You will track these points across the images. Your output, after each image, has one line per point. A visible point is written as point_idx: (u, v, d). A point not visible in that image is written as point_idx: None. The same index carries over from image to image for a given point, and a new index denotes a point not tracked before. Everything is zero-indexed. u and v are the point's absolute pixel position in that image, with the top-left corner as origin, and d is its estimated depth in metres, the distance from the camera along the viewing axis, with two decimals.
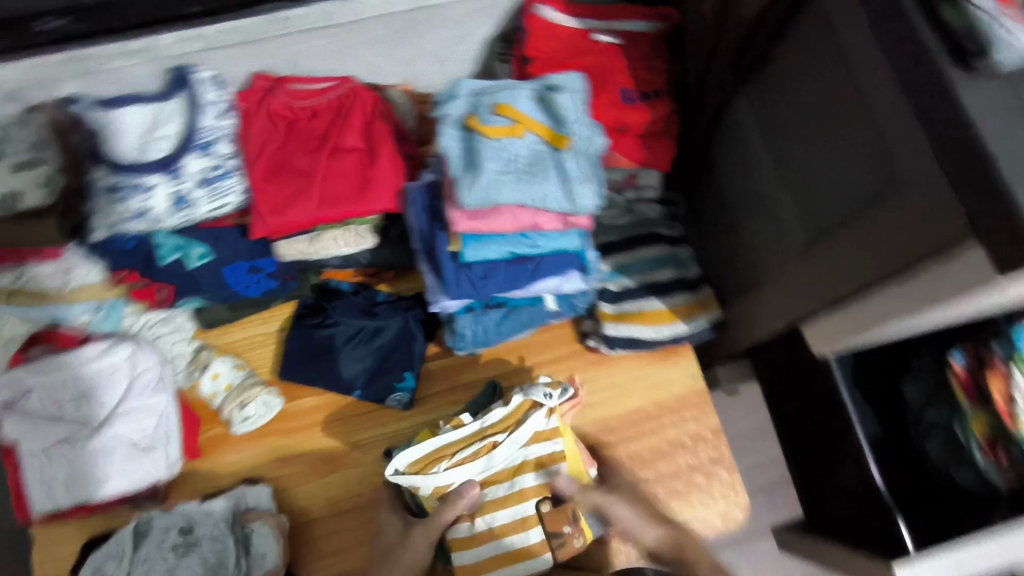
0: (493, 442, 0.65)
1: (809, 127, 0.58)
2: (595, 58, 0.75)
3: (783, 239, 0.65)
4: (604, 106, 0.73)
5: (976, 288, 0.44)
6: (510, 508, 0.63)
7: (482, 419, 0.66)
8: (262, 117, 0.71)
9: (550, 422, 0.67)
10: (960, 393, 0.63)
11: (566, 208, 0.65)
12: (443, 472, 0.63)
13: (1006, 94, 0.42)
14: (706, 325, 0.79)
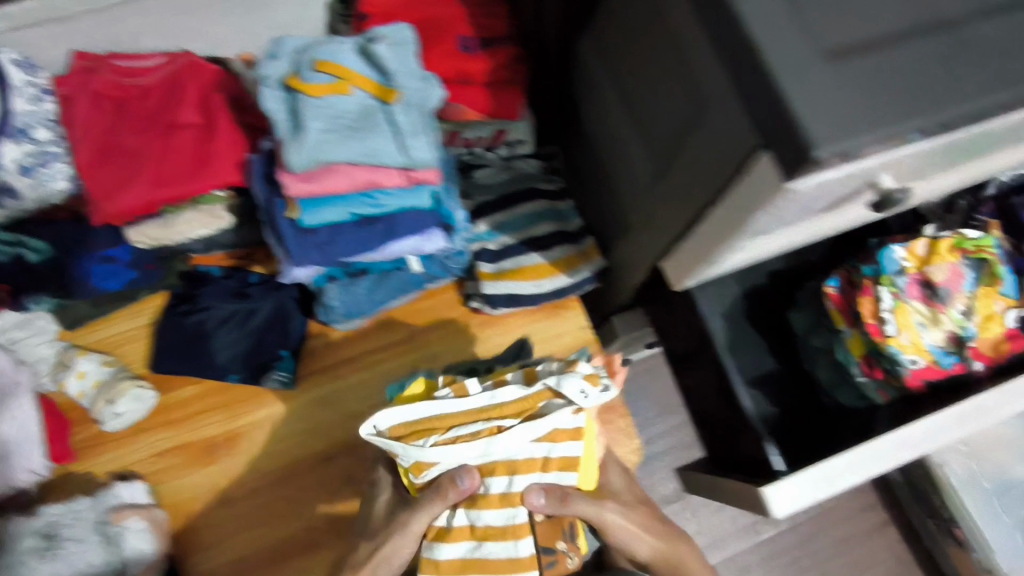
0: (497, 426, 0.68)
1: (637, 79, 0.63)
2: (431, 9, 0.71)
3: (640, 174, 0.69)
4: (438, 57, 0.69)
5: (771, 196, 0.47)
6: (499, 509, 0.66)
7: (493, 395, 0.69)
8: (86, 99, 0.70)
9: (576, 418, 0.69)
10: (840, 316, 0.84)
11: (402, 161, 0.63)
12: (431, 448, 0.67)
13: (785, 10, 0.44)
14: (587, 274, 0.87)
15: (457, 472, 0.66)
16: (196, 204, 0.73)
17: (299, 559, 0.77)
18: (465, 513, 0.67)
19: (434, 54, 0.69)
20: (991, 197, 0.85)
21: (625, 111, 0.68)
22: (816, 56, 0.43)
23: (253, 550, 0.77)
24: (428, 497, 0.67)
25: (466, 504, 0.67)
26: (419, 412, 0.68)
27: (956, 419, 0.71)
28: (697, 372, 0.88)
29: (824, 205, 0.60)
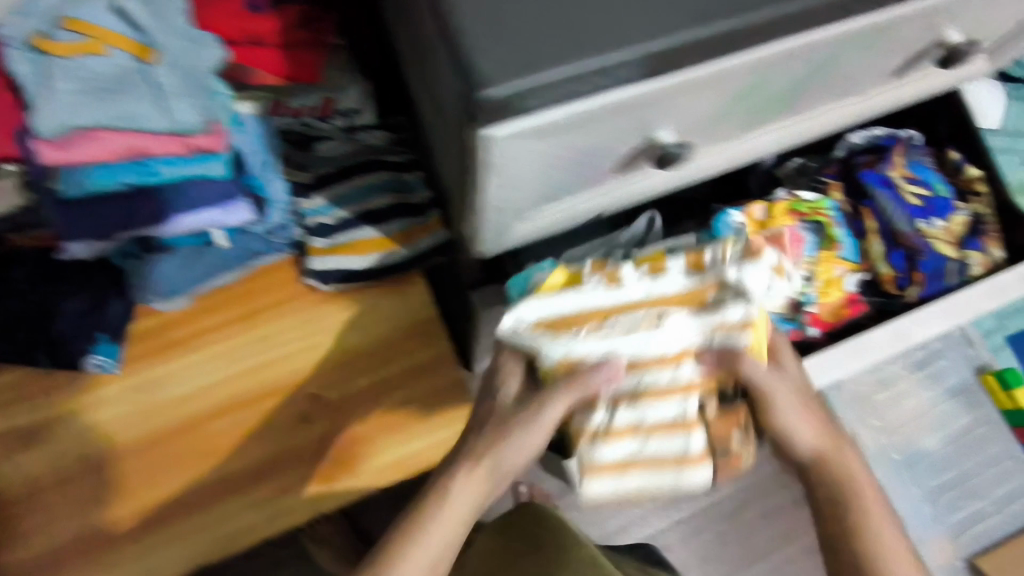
0: (640, 319, 0.61)
1: (412, 34, 0.59)
2: None
3: (437, 136, 0.67)
4: (222, 15, 0.65)
5: (484, 141, 0.45)
6: (669, 403, 0.61)
7: (623, 293, 0.63)
8: None
9: (742, 318, 0.60)
10: None
11: (169, 126, 0.60)
12: (579, 339, 0.61)
13: None
14: (428, 247, 0.84)
15: (660, 356, 0.60)
16: None
17: (122, 545, 0.76)
18: (628, 407, 0.61)
19: (217, 13, 0.65)
20: (836, 159, 0.83)
21: (418, 69, 0.64)
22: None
23: (76, 540, 0.75)
24: (513, 417, 0.60)
25: (620, 400, 0.61)
26: (561, 304, 0.63)
27: (881, 347, 0.73)
28: None
29: (602, 160, 0.58)
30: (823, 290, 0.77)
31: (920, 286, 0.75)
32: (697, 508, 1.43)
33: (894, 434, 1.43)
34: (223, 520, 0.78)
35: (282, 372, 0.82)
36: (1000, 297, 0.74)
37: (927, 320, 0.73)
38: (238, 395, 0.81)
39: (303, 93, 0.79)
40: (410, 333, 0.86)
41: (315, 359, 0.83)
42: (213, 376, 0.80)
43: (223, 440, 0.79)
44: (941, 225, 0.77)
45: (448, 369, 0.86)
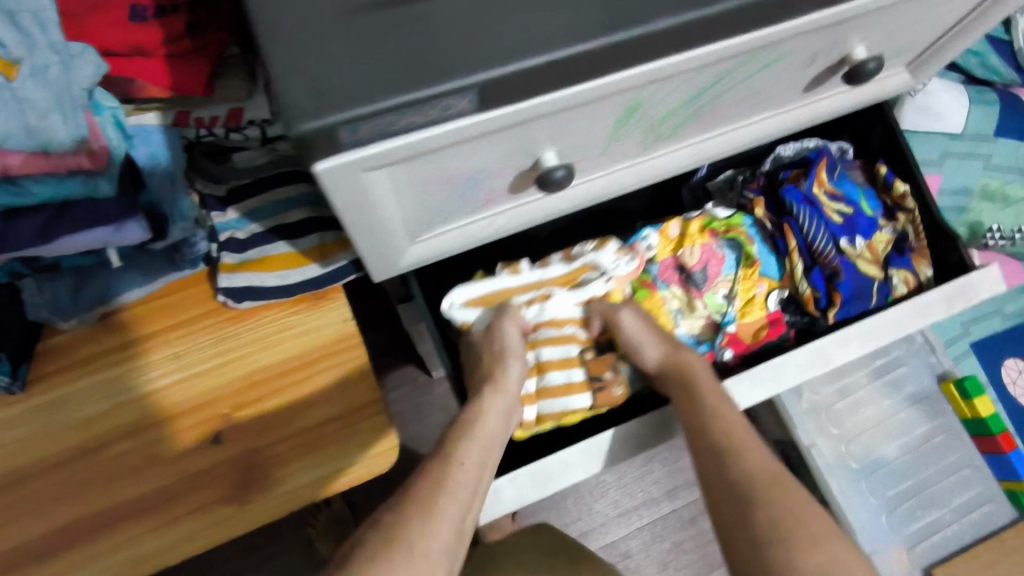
0: (546, 291, 0.76)
1: None
2: None
3: None
4: (103, 24, 0.62)
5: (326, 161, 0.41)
6: (556, 347, 0.75)
7: (541, 271, 0.78)
8: None
9: (606, 285, 0.76)
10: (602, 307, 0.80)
11: (33, 146, 0.57)
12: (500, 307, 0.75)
13: None
14: (346, 263, 0.82)
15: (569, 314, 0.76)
16: None
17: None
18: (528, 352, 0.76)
19: (97, 21, 0.62)
20: (763, 173, 0.81)
21: None
22: (332, 22, 0.39)
23: None
24: (483, 392, 0.70)
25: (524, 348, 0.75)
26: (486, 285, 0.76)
27: (803, 365, 0.70)
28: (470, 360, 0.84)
29: (483, 186, 0.56)
30: (743, 310, 0.77)
31: (840, 307, 0.73)
32: (657, 516, 1.40)
33: (853, 444, 1.29)
34: (123, 549, 0.74)
35: (192, 391, 0.79)
36: (921, 319, 0.71)
37: (846, 343, 0.70)
38: (145, 416, 0.78)
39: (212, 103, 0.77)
40: (328, 351, 0.82)
41: (230, 377, 0.80)
42: (120, 397, 0.78)
43: (127, 464, 0.76)
44: (864, 244, 0.75)
45: (365, 388, 0.81)
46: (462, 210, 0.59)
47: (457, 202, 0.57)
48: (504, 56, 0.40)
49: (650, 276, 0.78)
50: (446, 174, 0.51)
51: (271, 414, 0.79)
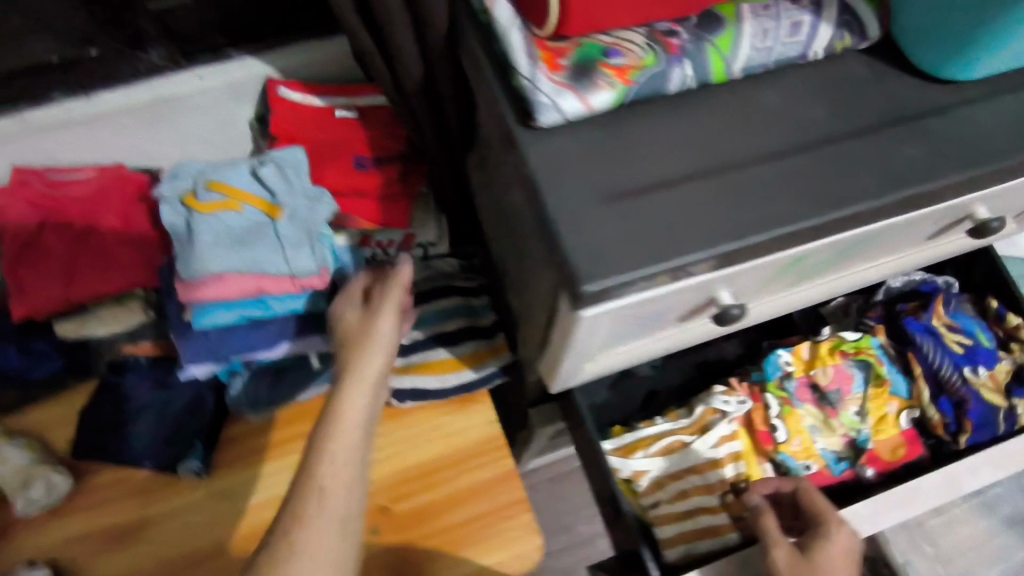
0: (682, 441, 0.81)
1: (500, 196, 0.68)
2: (334, 133, 0.80)
3: (515, 282, 0.76)
4: (334, 171, 0.78)
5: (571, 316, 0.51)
6: (704, 495, 0.79)
7: (672, 422, 0.82)
8: (18, 206, 0.75)
9: (731, 427, 0.81)
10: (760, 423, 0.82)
11: (286, 272, 0.69)
12: (643, 459, 0.81)
13: (566, 148, 0.50)
14: (496, 369, 0.91)
15: (712, 458, 0.80)
16: (122, 301, 0.79)
17: None
18: (671, 487, 0.80)
19: (330, 170, 0.78)
20: (879, 303, 0.88)
21: (503, 226, 0.74)
22: (596, 200, 0.49)
23: None
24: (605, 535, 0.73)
25: (675, 495, 0.79)
26: (624, 436, 0.82)
27: (939, 486, 0.74)
28: None
29: (668, 317, 0.64)
30: (877, 427, 0.81)
31: (970, 435, 0.78)
32: None
33: (950, 566, 1.22)
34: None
35: None
36: None
37: (976, 469, 0.74)
38: (367, 407, 0.68)
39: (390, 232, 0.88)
40: (479, 448, 0.90)
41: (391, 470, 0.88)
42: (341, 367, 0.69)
43: (331, 442, 0.65)
44: (986, 373, 0.81)
45: (512, 485, 0.88)
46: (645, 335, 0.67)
47: (647, 327, 0.65)
48: (730, 234, 0.48)
49: (789, 393, 0.82)
50: (649, 311, 0.59)
51: (424, 508, 0.86)
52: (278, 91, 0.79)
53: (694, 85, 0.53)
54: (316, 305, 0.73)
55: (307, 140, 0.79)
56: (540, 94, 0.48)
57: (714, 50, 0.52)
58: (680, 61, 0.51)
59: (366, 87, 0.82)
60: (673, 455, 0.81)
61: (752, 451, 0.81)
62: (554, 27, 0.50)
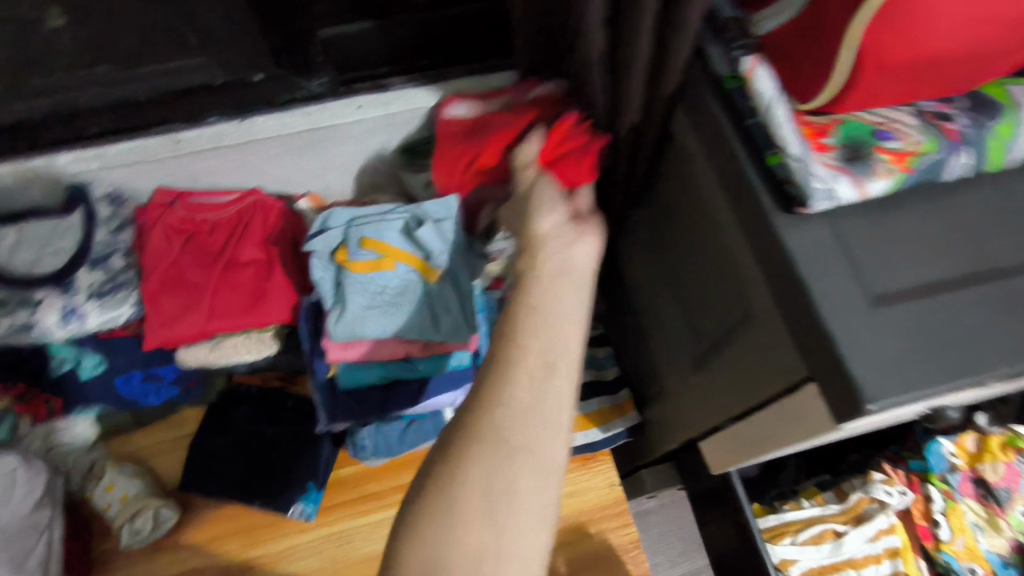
0: (835, 530, 0.76)
1: (685, 261, 0.64)
2: (502, 123, 0.66)
3: (677, 347, 0.72)
4: (490, 148, 0.65)
5: (819, 422, 0.46)
6: None
7: (821, 507, 0.78)
8: (160, 231, 0.72)
9: (889, 519, 0.75)
10: (921, 518, 0.77)
11: (438, 340, 0.64)
12: (790, 545, 0.76)
13: (828, 236, 0.46)
14: (623, 429, 0.88)
15: (872, 552, 0.74)
16: (247, 331, 0.74)
17: None
18: None
19: (490, 146, 0.65)
20: None
21: (670, 289, 0.70)
22: (865, 301, 0.44)
23: None
24: None
25: None
26: (768, 519, 0.79)
27: None
28: (717, 537, 0.85)
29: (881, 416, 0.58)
30: None
31: None
32: None
33: None
34: None
35: None
36: None
37: None
38: (556, 358, 0.43)
39: None
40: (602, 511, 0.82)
41: None
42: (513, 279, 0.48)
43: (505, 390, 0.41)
44: None
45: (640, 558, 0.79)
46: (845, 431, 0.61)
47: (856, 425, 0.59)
48: None
49: (952, 486, 0.76)
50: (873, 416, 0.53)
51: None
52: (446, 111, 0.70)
53: (967, 173, 0.48)
54: (463, 361, 0.68)
55: (467, 129, 0.68)
56: (815, 181, 0.45)
57: (994, 139, 0.47)
58: (959, 148, 0.46)
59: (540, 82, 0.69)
60: (826, 544, 0.75)
61: (911, 547, 0.76)
62: (821, 104, 0.47)
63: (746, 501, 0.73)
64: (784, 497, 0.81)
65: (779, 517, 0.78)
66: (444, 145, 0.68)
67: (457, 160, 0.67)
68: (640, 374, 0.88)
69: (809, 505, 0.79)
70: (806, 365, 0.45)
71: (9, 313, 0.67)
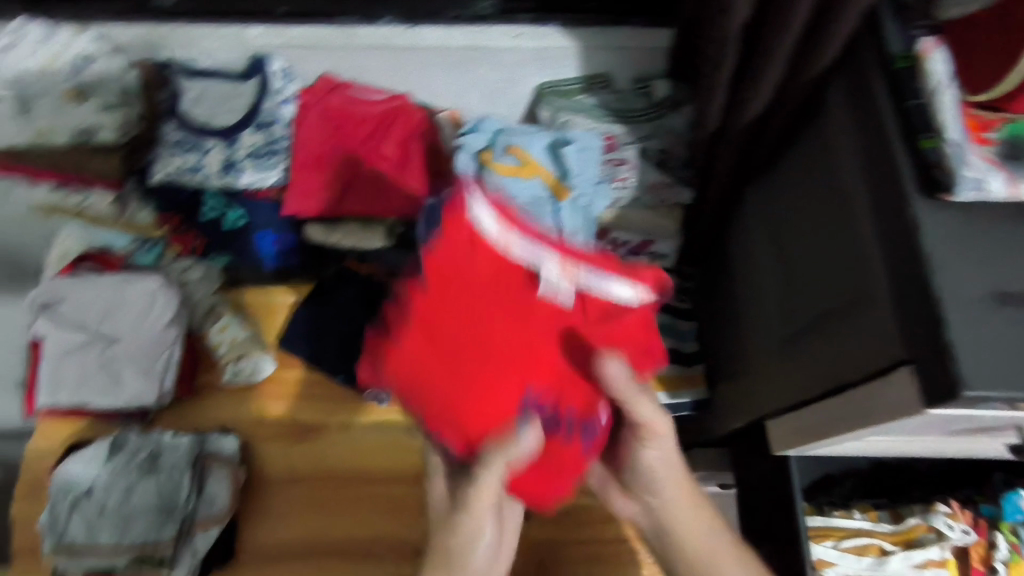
0: (882, 546, 0.76)
1: (804, 238, 0.64)
2: (520, 330, 0.52)
3: (768, 327, 0.72)
4: (502, 394, 0.52)
5: (906, 407, 0.47)
6: None
7: (872, 522, 0.77)
8: (317, 111, 0.80)
9: (943, 554, 0.75)
10: (978, 561, 0.76)
11: None
12: (832, 549, 0.76)
13: (964, 228, 0.45)
14: (689, 401, 0.90)
15: None
16: (364, 220, 0.81)
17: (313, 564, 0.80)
18: None
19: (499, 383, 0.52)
20: None
21: (776, 268, 0.70)
22: (988, 297, 0.44)
23: (297, 539, 0.82)
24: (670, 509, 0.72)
25: None
26: (816, 519, 0.78)
27: None
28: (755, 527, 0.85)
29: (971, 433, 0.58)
30: None
31: None
32: None
33: None
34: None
35: None
36: None
37: None
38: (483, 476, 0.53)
39: (629, 231, 0.86)
40: None
41: None
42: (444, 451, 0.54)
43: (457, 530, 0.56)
44: None
45: None
46: (922, 437, 0.62)
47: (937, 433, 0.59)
48: None
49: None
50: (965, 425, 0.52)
51: None
52: (470, 216, 0.51)
53: None
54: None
55: (461, 317, 0.51)
56: (967, 167, 0.45)
57: None
58: None
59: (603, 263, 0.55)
60: (867, 557, 0.75)
61: None
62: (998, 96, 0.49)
63: (800, 497, 0.72)
64: (836, 504, 0.81)
65: (828, 519, 0.78)
66: (452, 248, 0.51)
67: (436, 360, 0.51)
68: (718, 353, 0.89)
69: (859, 516, 0.78)
70: (908, 346, 0.46)
71: (183, 151, 0.75)
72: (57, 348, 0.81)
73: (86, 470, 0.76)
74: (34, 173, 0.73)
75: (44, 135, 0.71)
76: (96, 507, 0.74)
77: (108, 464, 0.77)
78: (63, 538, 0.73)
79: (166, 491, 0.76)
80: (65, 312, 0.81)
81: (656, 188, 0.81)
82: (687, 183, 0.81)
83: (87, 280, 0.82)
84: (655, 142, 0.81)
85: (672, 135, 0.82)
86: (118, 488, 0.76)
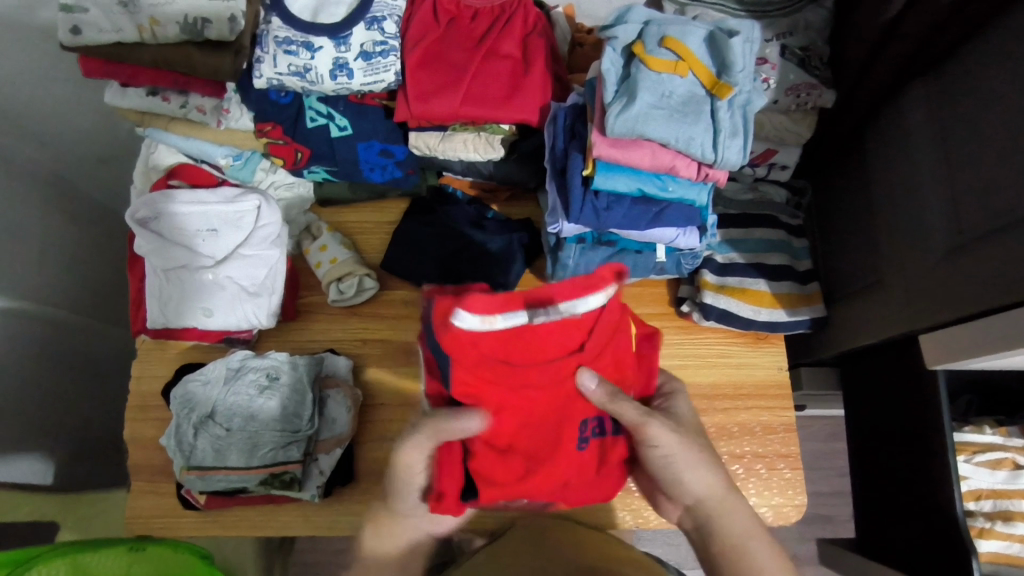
0: (1016, 460, 0.76)
1: (988, 141, 0.61)
2: (526, 415, 0.56)
3: (919, 238, 0.69)
4: (562, 465, 0.57)
5: None
6: None
7: (1007, 437, 0.77)
8: (428, 5, 0.73)
9: None
10: None
11: (709, 157, 0.61)
12: (967, 464, 0.76)
13: None
14: (808, 317, 0.85)
15: None
16: (480, 129, 0.76)
17: None
18: (990, 503, 0.75)
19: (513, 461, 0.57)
20: None
21: (944, 174, 0.66)
22: None
23: None
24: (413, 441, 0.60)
25: (999, 515, 0.74)
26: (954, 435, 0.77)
27: None
28: (867, 444, 0.85)
29: None
30: None
31: None
32: None
33: None
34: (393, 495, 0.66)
35: None
36: None
37: None
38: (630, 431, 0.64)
39: (756, 139, 0.79)
40: (761, 391, 0.85)
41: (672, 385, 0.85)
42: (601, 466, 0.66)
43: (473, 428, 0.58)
44: None
45: (788, 439, 0.84)
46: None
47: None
48: None
49: None
50: None
51: None
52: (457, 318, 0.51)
53: None
54: (699, 201, 0.68)
55: (477, 396, 0.54)
56: None
57: None
58: None
59: (510, 343, 0.53)
60: (1001, 471, 0.75)
61: None
62: None
63: (948, 413, 0.70)
64: (964, 418, 0.80)
65: (962, 436, 0.77)
66: (481, 375, 0.53)
67: (503, 472, 0.57)
68: (839, 269, 0.86)
69: (992, 432, 0.78)
70: None
71: (291, 52, 0.68)
72: (157, 266, 0.77)
73: (204, 391, 0.75)
74: (132, 77, 0.67)
75: (153, 28, 0.62)
76: (221, 428, 0.74)
77: (228, 384, 0.76)
78: (193, 459, 0.73)
79: (289, 413, 0.75)
80: (165, 229, 0.77)
81: (798, 88, 0.74)
82: (829, 84, 0.74)
83: (185, 195, 0.78)
84: (796, 39, 0.75)
85: (812, 30, 0.74)
86: (241, 410, 0.75)
